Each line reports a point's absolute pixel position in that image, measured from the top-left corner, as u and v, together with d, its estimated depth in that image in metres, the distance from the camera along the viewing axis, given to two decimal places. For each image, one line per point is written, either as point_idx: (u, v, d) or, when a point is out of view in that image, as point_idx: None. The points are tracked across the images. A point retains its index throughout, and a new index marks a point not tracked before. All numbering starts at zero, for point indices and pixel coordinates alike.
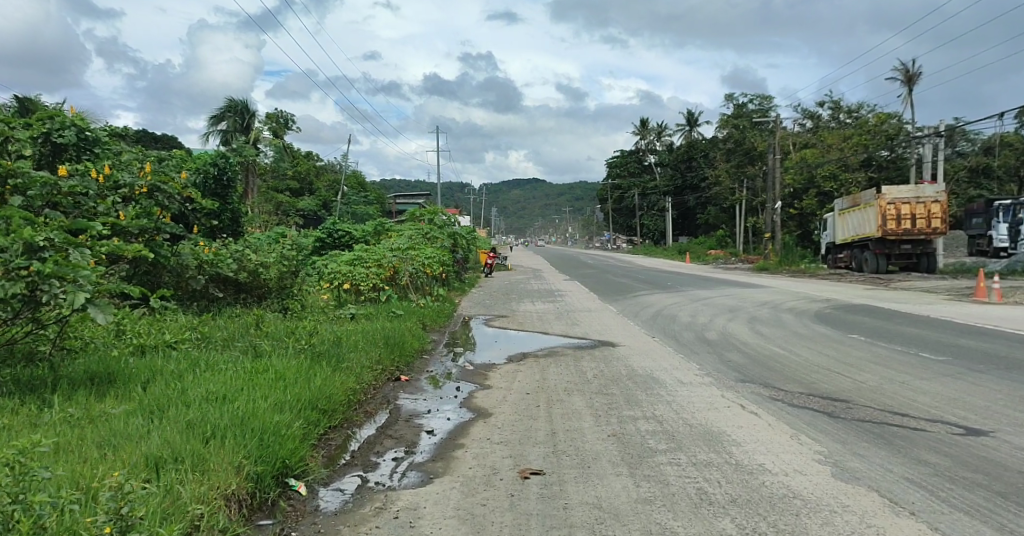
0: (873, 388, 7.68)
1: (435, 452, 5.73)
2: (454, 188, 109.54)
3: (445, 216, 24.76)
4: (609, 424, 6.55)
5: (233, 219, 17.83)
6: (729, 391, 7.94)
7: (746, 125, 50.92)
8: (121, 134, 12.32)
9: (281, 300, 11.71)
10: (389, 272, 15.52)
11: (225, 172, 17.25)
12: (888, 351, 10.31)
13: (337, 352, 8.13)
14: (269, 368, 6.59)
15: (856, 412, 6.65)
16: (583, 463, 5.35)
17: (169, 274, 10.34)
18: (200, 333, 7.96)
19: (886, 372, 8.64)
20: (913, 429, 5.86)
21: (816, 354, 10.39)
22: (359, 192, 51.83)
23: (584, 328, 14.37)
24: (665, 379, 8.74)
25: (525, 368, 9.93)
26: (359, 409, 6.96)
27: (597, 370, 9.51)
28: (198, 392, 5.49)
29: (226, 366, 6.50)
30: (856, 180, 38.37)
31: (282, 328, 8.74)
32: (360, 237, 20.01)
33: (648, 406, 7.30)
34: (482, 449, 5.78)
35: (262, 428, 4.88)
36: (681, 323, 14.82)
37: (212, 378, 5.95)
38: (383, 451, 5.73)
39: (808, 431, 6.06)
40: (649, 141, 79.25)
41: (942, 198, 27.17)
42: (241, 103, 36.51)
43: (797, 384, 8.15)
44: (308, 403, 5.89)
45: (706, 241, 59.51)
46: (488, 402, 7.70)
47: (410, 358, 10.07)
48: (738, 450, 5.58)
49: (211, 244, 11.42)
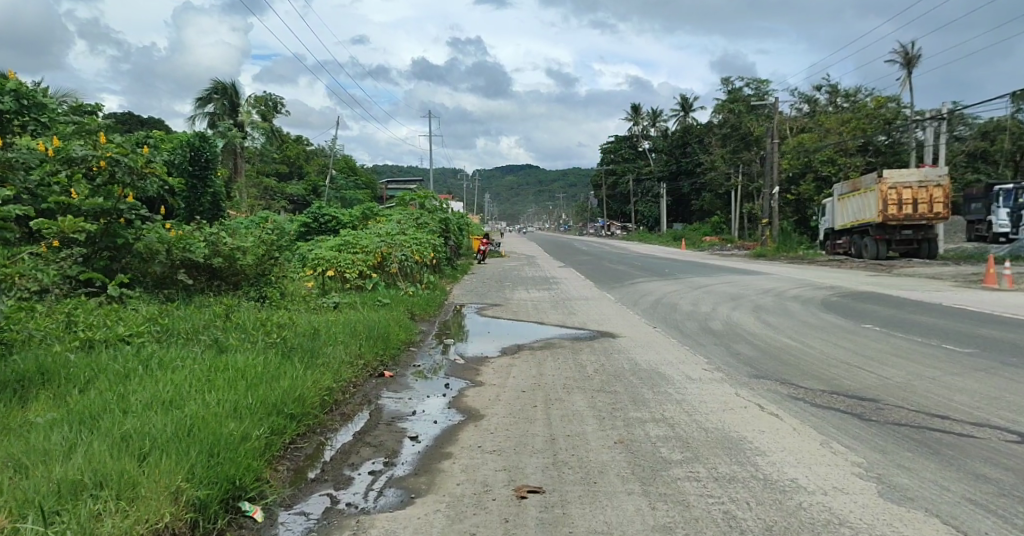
0: (902, 385, 7.05)
1: (419, 463, 5.03)
2: (447, 174, 108.49)
3: (436, 202, 24.01)
4: (613, 429, 5.85)
5: (213, 203, 16.86)
6: (744, 388, 7.26)
7: (742, 110, 49.50)
8: (81, 109, 11.60)
9: (259, 288, 10.97)
10: (377, 259, 14.76)
11: (202, 153, 16.42)
12: (909, 343, 9.62)
13: (312, 346, 7.40)
14: (231, 367, 5.83)
15: (891, 414, 5.97)
16: (588, 478, 4.64)
17: (133, 259, 9.57)
18: (160, 325, 7.16)
19: (911, 366, 7.99)
20: (959, 436, 5.28)
21: (830, 346, 9.70)
22: (349, 177, 50.85)
23: (581, 318, 13.64)
24: (672, 375, 8.04)
25: (519, 362, 9.19)
26: (334, 412, 6.23)
27: (598, 365, 8.77)
28: (140, 395, 4.73)
29: (182, 364, 5.75)
30: (854, 165, 37.77)
31: (253, 319, 8.00)
32: (347, 221, 19.18)
33: (656, 407, 6.60)
34: (473, 461, 5.06)
35: (212, 440, 4.12)
36: (683, 312, 14.17)
37: (162, 379, 5.20)
38: (359, 462, 5.00)
39: (839, 437, 5.38)
40: (643, 126, 78.04)
41: (944, 182, 26.59)
42: (229, 85, 35.37)
43: (816, 379, 7.52)
44: (272, 407, 5.16)
45: (701, 227, 58.83)
46: (479, 402, 6.99)
47: (396, 351, 9.36)
48: (764, 461, 4.88)
49: (180, 227, 10.67)
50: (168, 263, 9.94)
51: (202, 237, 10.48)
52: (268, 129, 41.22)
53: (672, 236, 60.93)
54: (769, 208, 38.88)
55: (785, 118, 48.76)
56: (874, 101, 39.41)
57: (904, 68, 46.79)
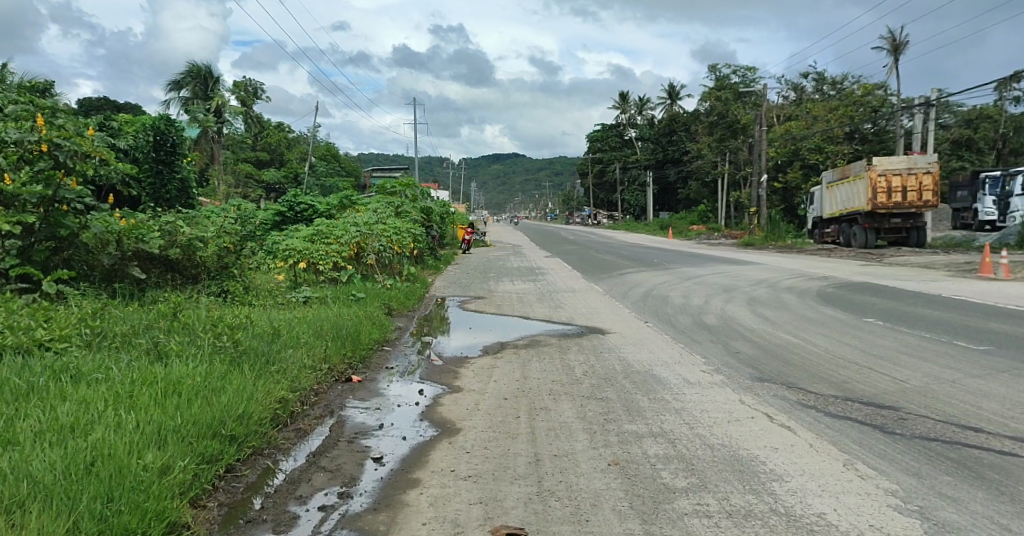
0: (922, 389, 6.41)
1: (378, 494, 4.29)
2: (433, 163, 107.40)
3: (418, 190, 23.11)
4: (606, 447, 5.13)
5: (182, 189, 15.85)
6: (749, 394, 6.56)
7: (729, 98, 48.92)
8: (23, 86, 10.57)
9: (220, 282, 10.23)
10: (353, 249, 13.97)
11: (167, 137, 15.39)
12: (917, 340, 8.97)
13: (269, 350, 6.61)
14: (162, 378, 5.05)
15: (916, 426, 5.32)
16: (578, 515, 3.92)
17: (79, 251, 8.74)
18: (92, 327, 6.34)
19: (928, 367, 7.32)
20: (1000, 455, 4.63)
21: (835, 343, 9.04)
22: (331, 165, 49.78)
23: (569, 312, 12.92)
24: (669, 379, 7.32)
25: (501, 363, 8.44)
26: (287, 428, 5.47)
27: (587, 367, 8.04)
28: (34, 420, 4.00)
29: (103, 377, 4.98)
30: (841, 152, 37.32)
31: (203, 319, 7.18)
32: (324, 211, 18.30)
33: (653, 418, 5.89)
34: (444, 490, 4.33)
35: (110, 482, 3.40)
36: (675, 304, 13.50)
37: (71, 397, 4.43)
38: (309, 494, 4.24)
39: (864, 456, 4.69)
40: (630, 114, 77.01)
41: (934, 169, 26.05)
42: (203, 68, 34.45)
43: (825, 383, 6.86)
44: (205, 430, 4.39)
45: (687, 216, 58.27)
46: (455, 413, 6.23)
47: (367, 352, 8.57)
48: (783, 489, 4.18)
49: (131, 214, 9.80)
50: (119, 255, 9.17)
51: (157, 226, 9.69)
52: (246, 116, 40.20)
53: (659, 225, 60.30)
54: (758, 196, 38.24)
55: (772, 106, 48.25)
56: (861, 88, 38.88)
57: (891, 55, 46.31)
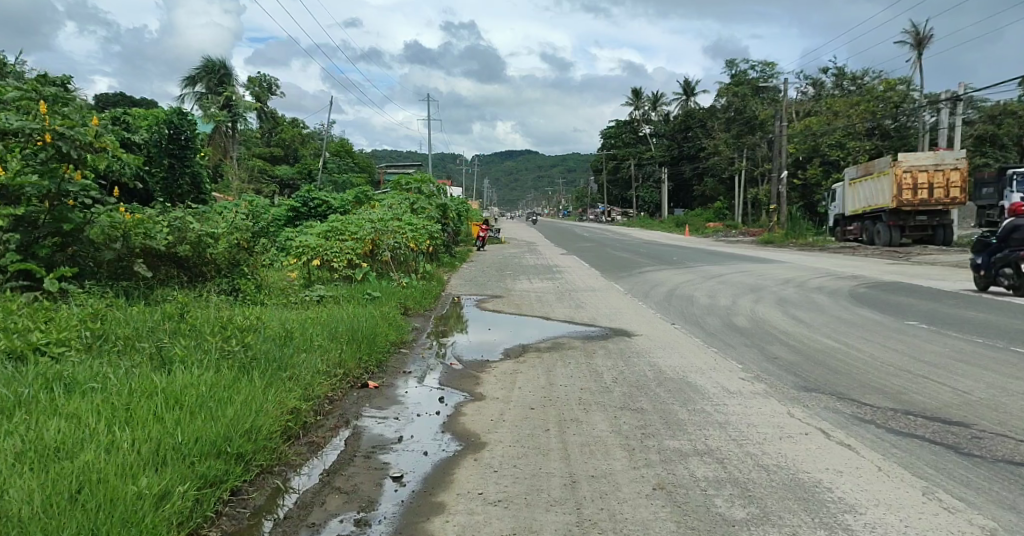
0: (989, 402, 5.87)
1: (400, 521, 3.81)
2: (446, 160, 107.19)
3: (433, 186, 22.53)
4: (648, 467, 4.63)
5: (194, 185, 15.35)
6: (798, 406, 6.03)
7: (747, 94, 48.22)
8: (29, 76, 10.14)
9: (231, 279, 9.83)
10: (367, 246, 13.54)
11: (181, 131, 15.02)
12: (970, 345, 8.40)
13: (281, 354, 6.16)
14: (164, 388, 4.63)
15: (994, 446, 4.79)
16: None
17: (84, 246, 8.34)
18: (92, 329, 5.93)
19: (989, 377, 6.75)
20: None
21: (880, 348, 8.47)
22: (343, 160, 49.46)
23: (590, 311, 12.42)
24: (707, 387, 6.79)
25: (524, 368, 7.94)
26: (299, 441, 5.01)
27: (617, 373, 7.52)
28: (17, 438, 3.61)
29: (100, 388, 4.57)
30: (863, 148, 36.52)
31: (210, 319, 6.74)
32: (338, 206, 17.91)
33: (696, 433, 5.38)
34: (473, 518, 3.85)
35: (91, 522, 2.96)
36: (701, 305, 12.96)
37: (62, 412, 4.02)
38: (323, 521, 3.77)
39: (945, 483, 4.16)
40: (644, 110, 76.24)
41: (962, 165, 25.31)
42: (217, 63, 34.29)
43: (880, 394, 6.32)
44: (208, 448, 3.94)
45: (703, 213, 57.53)
46: (480, 424, 5.73)
47: (383, 356, 8.08)
48: (858, 524, 3.67)
49: (139, 209, 9.38)
50: (125, 250, 8.77)
51: (165, 221, 9.26)
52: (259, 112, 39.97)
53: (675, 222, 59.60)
54: (777, 193, 37.52)
55: (790, 102, 47.46)
56: (882, 84, 38.01)
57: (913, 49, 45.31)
